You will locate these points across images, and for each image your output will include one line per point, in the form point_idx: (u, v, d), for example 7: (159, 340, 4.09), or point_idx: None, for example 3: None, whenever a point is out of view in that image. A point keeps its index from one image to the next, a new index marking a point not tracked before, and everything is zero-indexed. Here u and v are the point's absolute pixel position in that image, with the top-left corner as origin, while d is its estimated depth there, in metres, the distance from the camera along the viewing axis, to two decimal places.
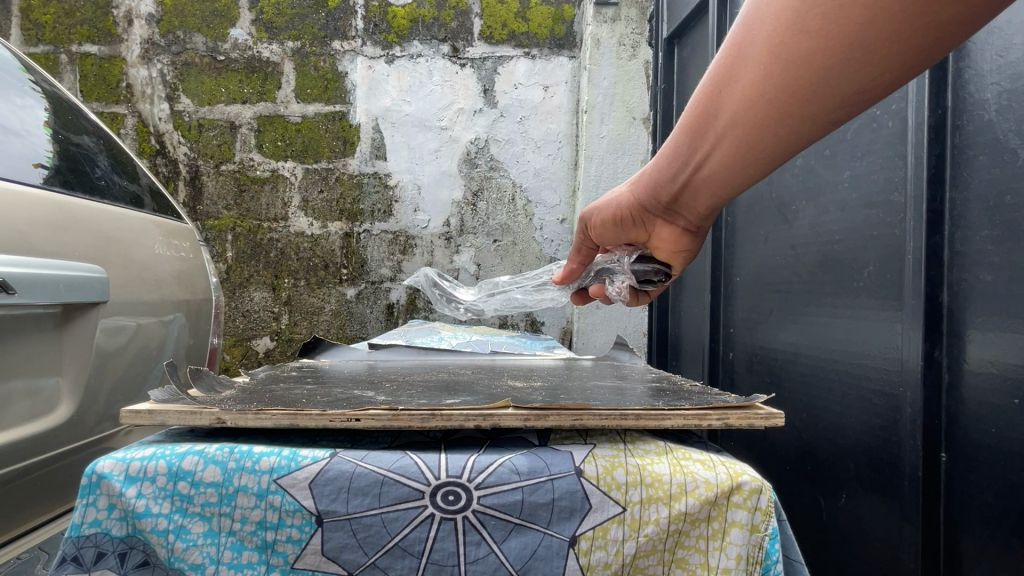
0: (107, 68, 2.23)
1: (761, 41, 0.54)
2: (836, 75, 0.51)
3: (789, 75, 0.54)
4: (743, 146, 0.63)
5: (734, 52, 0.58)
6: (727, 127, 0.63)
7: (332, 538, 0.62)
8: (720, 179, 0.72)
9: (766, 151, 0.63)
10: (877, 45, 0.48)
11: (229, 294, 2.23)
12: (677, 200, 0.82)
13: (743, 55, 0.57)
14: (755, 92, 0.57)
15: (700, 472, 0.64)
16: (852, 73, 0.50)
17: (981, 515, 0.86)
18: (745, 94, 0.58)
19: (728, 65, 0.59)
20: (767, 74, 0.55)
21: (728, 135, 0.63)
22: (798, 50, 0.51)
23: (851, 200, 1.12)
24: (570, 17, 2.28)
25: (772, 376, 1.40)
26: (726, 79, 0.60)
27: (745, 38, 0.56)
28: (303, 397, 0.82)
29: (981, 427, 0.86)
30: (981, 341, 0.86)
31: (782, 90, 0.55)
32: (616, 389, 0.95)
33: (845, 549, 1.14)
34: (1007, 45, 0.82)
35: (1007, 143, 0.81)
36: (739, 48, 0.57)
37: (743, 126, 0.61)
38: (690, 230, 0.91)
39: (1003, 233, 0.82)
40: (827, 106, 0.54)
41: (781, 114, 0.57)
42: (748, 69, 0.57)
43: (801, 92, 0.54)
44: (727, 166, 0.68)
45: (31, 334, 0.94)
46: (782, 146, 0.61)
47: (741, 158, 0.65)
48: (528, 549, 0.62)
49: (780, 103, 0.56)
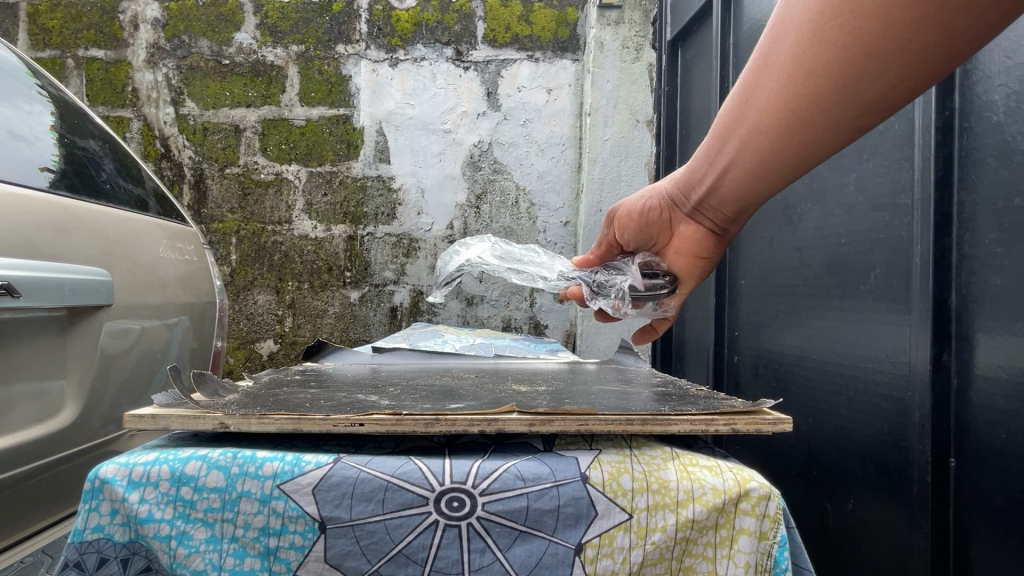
0: (113, 72, 2.24)
1: (785, 48, 0.60)
2: (852, 80, 0.57)
3: (816, 78, 0.59)
4: (766, 147, 0.68)
5: (763, 60, 0.63)
6: (758, 126, 0.67)
7: (335, 545, 0.61)
8: (745, 181, 0.76)
9: (791, 154, 0.67)
10: (889, 52, 0.53)
11: (233, 297, 2.24)
12: (704, 198, 0.86)
13: (769, 62, 0.63)
14: (784, 94, 0.62)
15: (707, 479, 0.64)
16: (867, 79, 0.56)
17: (992, 522, 0.84)
18: (774, 97, 0.63)
19: (758, 71, 0.64)
20: (790, 78, 0.61)
21: (758, 135, 0.68)
22: (817, 56, 0.57)
23: (857, 202, 1.11)
24: (574, 20, 2.28)
25: (778, 380, 1.39)
26: (756, 83, 0.65)
27: (773, 48, 0.62)
28: (306, 402, 0.82)
29: (991, 432, 0.84)
30: (990, 345, 0.85)
31: (806, 94, 0.60)
32: (621, 394, 0.95)
33: (853, 556, 1.13)
34: (1015, 47, 0.81)
35: (1015, 145, 0.80)
36: (767, 55, 0.63)
37: (772, 127, 0.65)
38: (715, 237, 0.93)
39: (1012, 236, 0.81)
40: (853, 107, 0.59)
41: (802, 116, 0.62)
42: (773, 75, 0.62)
43: (828, 94, 0.59)
44: (751, 166, 0.72)
45: (36, 337, 0.94)
46: (809, 148, 0.65)
47: (769, 158, 0.69)
48: (532, 557, 0.61)
49: (801, 106, 0.61)
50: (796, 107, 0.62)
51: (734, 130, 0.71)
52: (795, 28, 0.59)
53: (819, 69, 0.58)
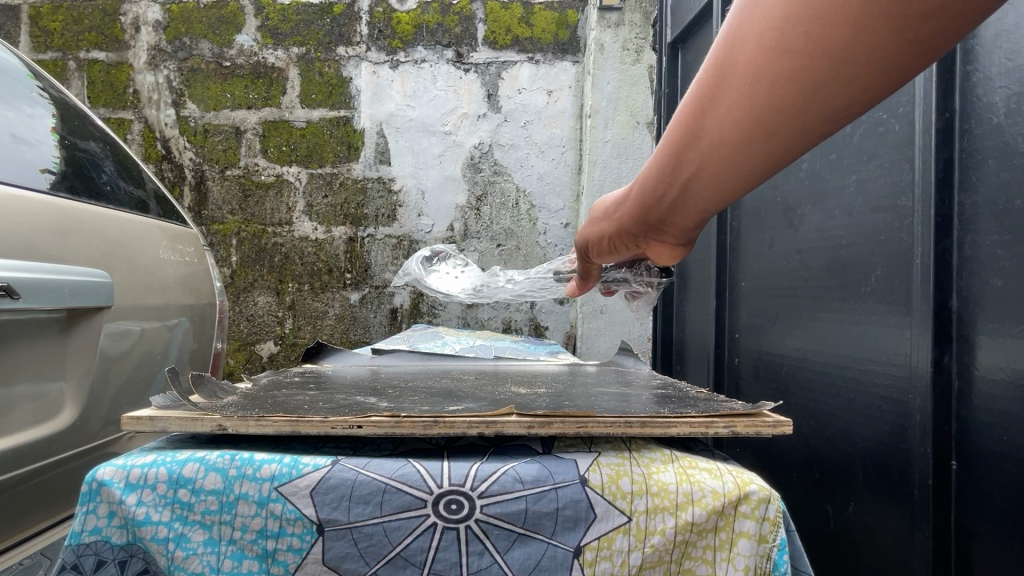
0: (115, 74, 2.25)
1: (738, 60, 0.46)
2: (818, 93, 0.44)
3: (780, 89, 0.45)
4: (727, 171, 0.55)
5: (715, 69, 0.48)
6: (713, 150, 0.54)
7: (333, 547, 0.61)
8: (706, 202, 0.63)
9: (755, 173, 0.55)
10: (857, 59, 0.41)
11: (234, 298, 2.24)
12: (663, 223, 0.73)
13: (719, 79, 0.49)
14: (740, 113, 0.49)
15: (706, 482, 0.64)
16: (834, 91, 0.43)
17: (993, 525, 0.84)
18: (733, 112, 0.49)
19: (710, 83, 0.50)
20: (745, 97, 0.47)
21: (715, 155, 0.54)
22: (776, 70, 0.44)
23: (858, 204, 1.11)
24: (574, 22, 2.28)
25: (778, 382, 1.39)
26: (709, 98, 0.50)
27: (723, 61, 0.48)
28: (306, 404, 0.82)
29: (992, 435, 0.84)
30: (991, 348, 0.84)
31: (768, 112, 0.47)
32: (621, 396, 0.95)
33: (854, 558, 1.12)
34: (1015, 49, 0.81)
35: (1016, 146, 0.80)
36: (714, 71, 0.49)
37: (731, 145, 0.52)
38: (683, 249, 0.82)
39: (1012, 238, 0.81)
40: (818, 118, 0.46)
41: (764, 135, 0.50)
42: (726, 95, 0.49)
43: (794, 104, 0.46)
44: (712, 190, 0.60)
45: (35, 339, 0.94)
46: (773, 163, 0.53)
47: (728, 178, 0.56)
48: (531, 559, 0.61)
49: (763, 125, 0.49)
50: (758, 122, 0.48)
51: (684, 152, 0.57)
52: (755, 29, 0.44)
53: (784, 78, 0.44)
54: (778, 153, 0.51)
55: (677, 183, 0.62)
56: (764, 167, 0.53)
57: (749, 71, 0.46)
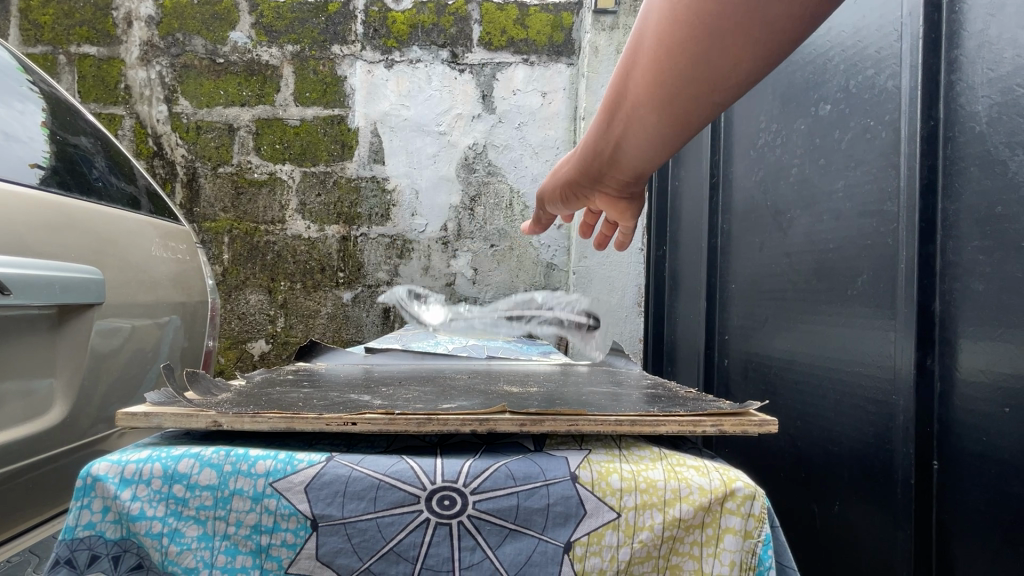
0: (106, 69, 2.23)
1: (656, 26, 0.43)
2: (732, 46, 0.41)
3: (696, 53, 0.42)
4: (657, 136, 0.52)
5: (635, 36, 0.46)
6: (638, 116, 0.51)
7: (326, 543, 0.61)
8: (642, 160, 0.59)
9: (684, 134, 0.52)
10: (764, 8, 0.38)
11: (225, 297, 2.23)
12: (604, 178, 0.69)
13: (641, 48, 0.46)
14: (659, 80, 0.46)
15: (694, 479, 0.65)
16: (746, 43, 0.41)
17: (973, 522, 0.86)
18: (654, 80, 0.46)
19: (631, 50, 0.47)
20: (665, 67, 0.45)
21: (639, 119, 0.51)
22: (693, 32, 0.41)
23: (844, 209, 1.13)
24: (569, 25, 2.30)
25: (766, 383, 1.41)
26: (627, 62, 0.48)
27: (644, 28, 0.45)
28: (300, 401, 0.82)
29: (973, 435, 0.86)
30: (971, 350, 0.87)
31: (686, 76, 0.44)
32: (611, 395, 0.96)
33: (839, 556, 1.14)
34: (997, 59, 0.84)
35: (997, 155, 0.83)
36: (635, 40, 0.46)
37: (656, 111, 0.49)
38: (629, 202, 0.77)
39: (994, 244, 0.83)
40: (731, 72, 0.43)
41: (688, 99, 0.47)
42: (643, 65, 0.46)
43: (713, 67, 0.43)
44: (645, 150, 0.56)
45: (25, 334, 0.93)
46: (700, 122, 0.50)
47: (659, 140, 0.53)
48: (523, 554, 0.62)
49: (687, 91, 0.46)
50: (675, 83, 0.46)
51: (613, 118, 0.53)
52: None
53: (697, 41, 0.41)
54: (696, 113, 0.49)
55: (612, 141, 0.58)
56: (693, 127, 0.51)
57: (663, 31, 0.43)
